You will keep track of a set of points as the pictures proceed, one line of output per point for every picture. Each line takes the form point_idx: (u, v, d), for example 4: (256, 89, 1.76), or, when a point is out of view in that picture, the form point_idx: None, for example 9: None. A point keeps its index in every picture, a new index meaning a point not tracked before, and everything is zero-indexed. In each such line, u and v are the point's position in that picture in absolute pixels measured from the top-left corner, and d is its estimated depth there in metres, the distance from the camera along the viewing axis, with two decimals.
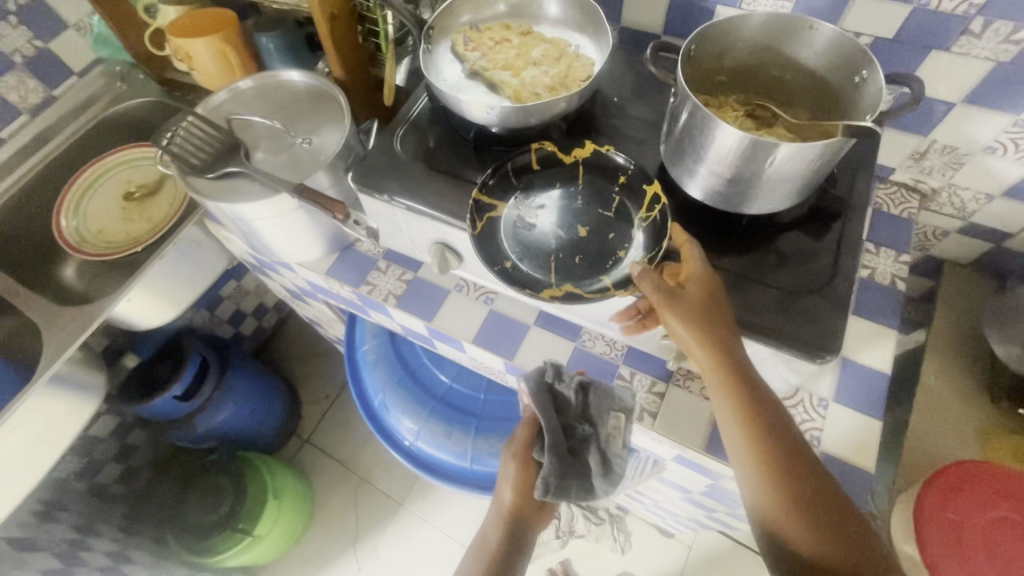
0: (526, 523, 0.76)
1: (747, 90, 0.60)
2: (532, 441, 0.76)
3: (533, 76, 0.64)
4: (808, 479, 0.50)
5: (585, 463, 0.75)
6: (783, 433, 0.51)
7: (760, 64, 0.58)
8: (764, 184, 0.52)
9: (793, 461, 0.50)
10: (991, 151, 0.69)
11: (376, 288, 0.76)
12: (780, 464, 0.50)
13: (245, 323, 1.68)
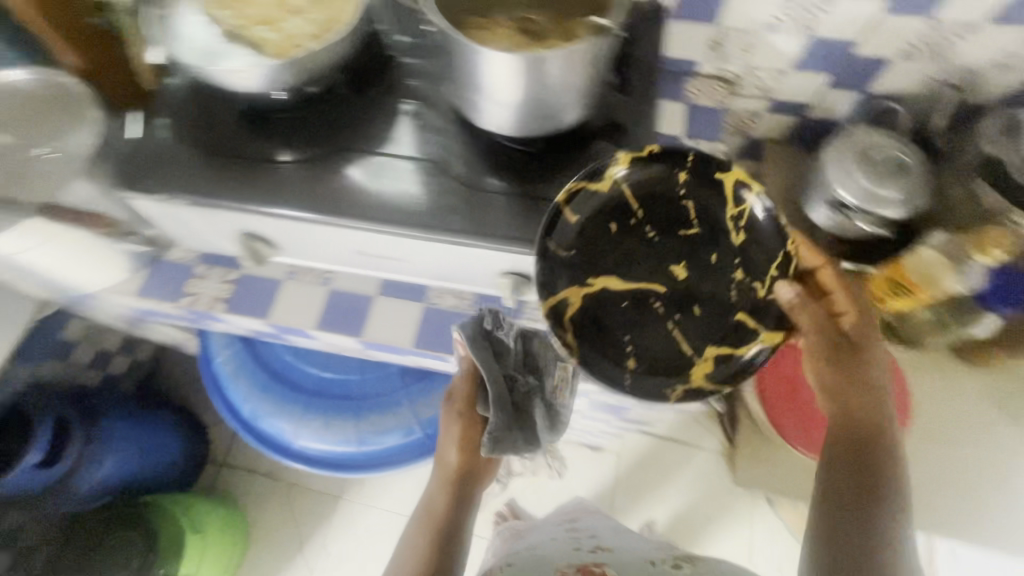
0: (468, 485, 0.76)
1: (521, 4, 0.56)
2: (473, 396, 0.69)
3: (294, 25, 0.57)
4: (863, 415, 0.61)
5: (529, 418, 0.70)
6: (856, 374, 0.63)
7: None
8: (542, 101, 0.51)
9: (853, 431, 0.62)
10: (773, 28, 0.71)
11: (198, 298, 0.69)
12: (850, 429, 0.62)
13: (112, 363, 1.51)
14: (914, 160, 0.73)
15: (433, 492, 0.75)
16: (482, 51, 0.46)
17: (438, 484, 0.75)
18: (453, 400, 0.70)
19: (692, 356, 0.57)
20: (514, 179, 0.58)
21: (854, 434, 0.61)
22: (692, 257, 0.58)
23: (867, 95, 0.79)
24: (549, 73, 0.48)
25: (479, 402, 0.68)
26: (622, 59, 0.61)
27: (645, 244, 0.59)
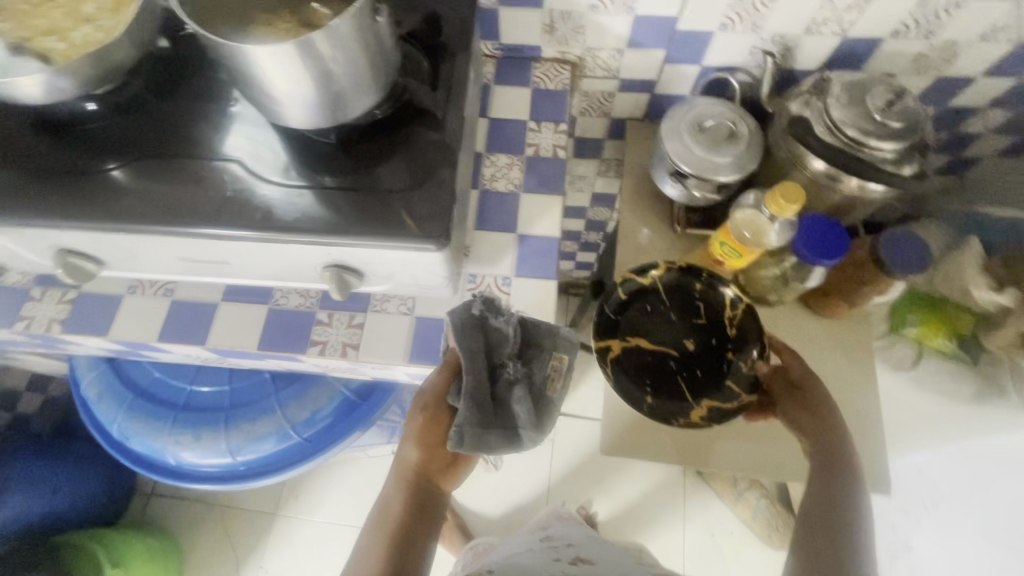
0: (428, 499, 0.61)
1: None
2: (446, 385, 0.61)
3: (86, 34, 0.56)
4: (851, 410, 0.77)
5: (508, 414, 0.62)
6: (792, 393, 0.71)
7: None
8: (324, 89, 0.51)
9: (856, 413, 0.77)
10: (596, 9, 0.74)
11: (33, 321, 0.67)
12: (849, 408, 0.76)
13: None
14: (744, 127, 0.76)
15: (369, 545, 0.58)
16: (239, 43, 0.46)
17: (393, 492, 0.61)
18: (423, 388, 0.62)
19: (654, 402, 0.70)
20: (327, 171, 0.58)
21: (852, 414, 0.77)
22: (663, 382, 0.72)
23: (702, 68, 0.83)
24: (317, 59, 0.48)
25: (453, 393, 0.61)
26: (431, 50, 0.63)
27: (646, 407, 0.70)
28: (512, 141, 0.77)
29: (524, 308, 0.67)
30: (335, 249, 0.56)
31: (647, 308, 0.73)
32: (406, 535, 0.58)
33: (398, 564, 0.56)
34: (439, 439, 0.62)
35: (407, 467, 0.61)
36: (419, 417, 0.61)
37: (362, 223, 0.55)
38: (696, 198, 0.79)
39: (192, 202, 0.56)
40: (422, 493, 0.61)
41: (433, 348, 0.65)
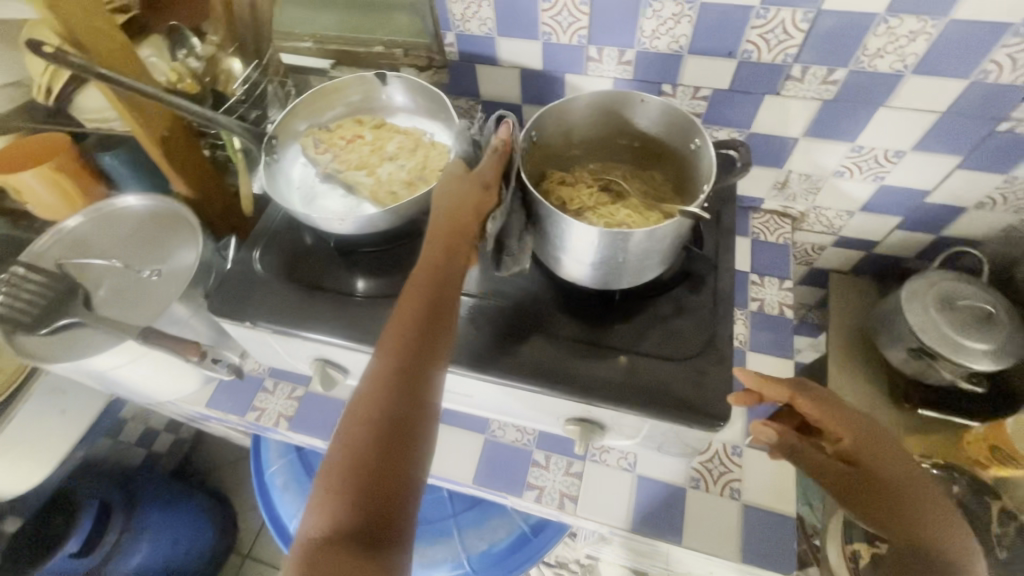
0: (424, 382, 0.41)
1: (607, 157, 0.61)
2: (468, 192, 0.50)
3: (389, 170, 0.62)
4: (885, 472, 0.47)
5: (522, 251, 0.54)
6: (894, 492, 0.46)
7: (611, 135, 0.60)
8: (618, 263, 0.51)
9: (883, 499, 0.46)
10: (841, 175, 0.73)
11: (264, 412, 0.70)
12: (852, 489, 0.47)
13: (158, 440, 1.52)
14: (1002, 311, 0.70)
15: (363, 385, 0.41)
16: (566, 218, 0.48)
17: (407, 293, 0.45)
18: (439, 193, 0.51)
19: None
20: (589, 327, 0.57)
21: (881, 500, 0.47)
22: None
23: (938, 238, 0.78)
24: (626, 244, 0.49)
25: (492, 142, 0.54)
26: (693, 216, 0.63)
27: None
28: (735, 292, 0.75)
29: (763, 489, 0.60)
30: (595, 409, 0.54)
31: None
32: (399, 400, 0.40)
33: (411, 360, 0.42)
34: (456, 246, 0.48)
35: (423, 269, 0.47)
36: (441, 208, 0.50)
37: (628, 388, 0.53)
38: (934, 377, 0.72)
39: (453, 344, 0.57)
40: (444, 271, 0.47)
41: (657, 516, 0.60)
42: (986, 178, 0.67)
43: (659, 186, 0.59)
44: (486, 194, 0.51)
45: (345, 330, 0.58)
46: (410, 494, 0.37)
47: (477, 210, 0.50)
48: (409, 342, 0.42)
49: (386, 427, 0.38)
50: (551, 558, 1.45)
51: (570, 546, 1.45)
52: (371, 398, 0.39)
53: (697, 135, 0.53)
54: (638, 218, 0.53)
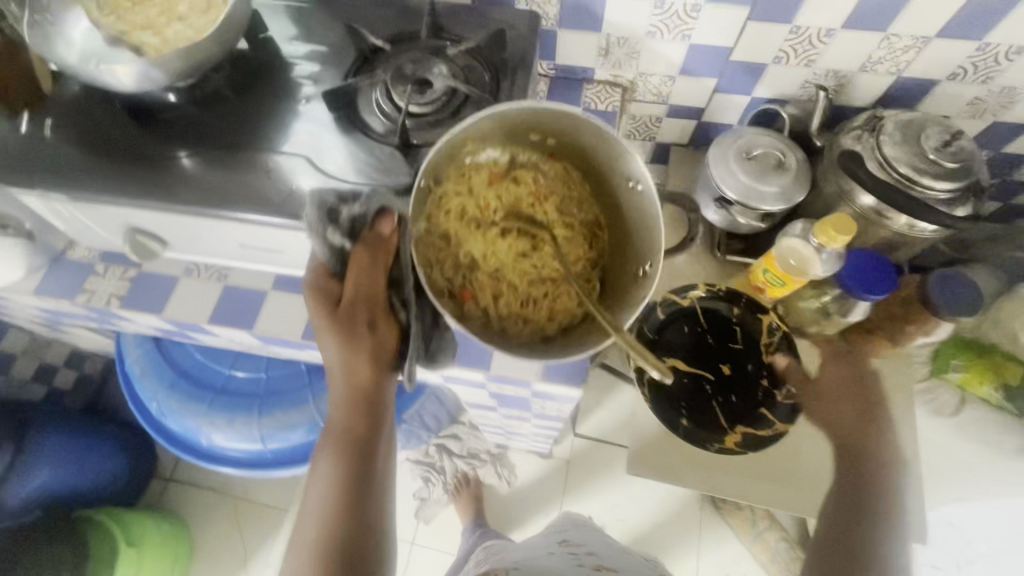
0: (368, 481, 0.60)
1: (512, 144, 0.60)
2: (367, 311, 0.60)
3: (178, 30, 0.61)
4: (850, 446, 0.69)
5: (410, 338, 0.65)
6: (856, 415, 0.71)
7: (520, 129, 0.58)
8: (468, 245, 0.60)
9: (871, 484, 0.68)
10: (652, 35, 0.76)
11: (95, 294, 0.70)
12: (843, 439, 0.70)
13: (57, 376, 1.49)
14: (793, 158, 0.77)
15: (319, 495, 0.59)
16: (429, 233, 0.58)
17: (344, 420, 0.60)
18: (354, 348, 0.60)
19: (688, 426, 0.72)
20: (384, 175, 0.60)
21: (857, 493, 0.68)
22: (697, 408, 0.74)
23: (752, 98, 0.84)
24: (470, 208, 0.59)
25: (353, 230, 0.59)
26: (490, 68, 0.65)
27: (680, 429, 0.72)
28: None
29: None
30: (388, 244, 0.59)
31: (687, 329, 0.76)
32: (344, 525, 0.58)
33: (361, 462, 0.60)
34: (373, 355, 0.61)
35: (352, 397, 0.60)
36: (362, 364, 0.60)
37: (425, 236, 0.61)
38: (738, 225, 0.80)
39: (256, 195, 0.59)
40: (373, 396, 0.61)
41: None
42: (774, 29, 0.72)
43: (562, 181, 0.62)
44: (365, 315, 0.60)
45: (144, 189, 0.59)
46: (366, 561, 0.58)
47: (360, 313, 0.60)
48: (341, 466, 0.59)
49: (337, 527, 0.58)
50: (462, 451, 1.56)
51: (481, 439, 1.56)
52: (326, 548, 0.58)
53: (639, 178, 0.56)
54: (563, 276, 0.60)
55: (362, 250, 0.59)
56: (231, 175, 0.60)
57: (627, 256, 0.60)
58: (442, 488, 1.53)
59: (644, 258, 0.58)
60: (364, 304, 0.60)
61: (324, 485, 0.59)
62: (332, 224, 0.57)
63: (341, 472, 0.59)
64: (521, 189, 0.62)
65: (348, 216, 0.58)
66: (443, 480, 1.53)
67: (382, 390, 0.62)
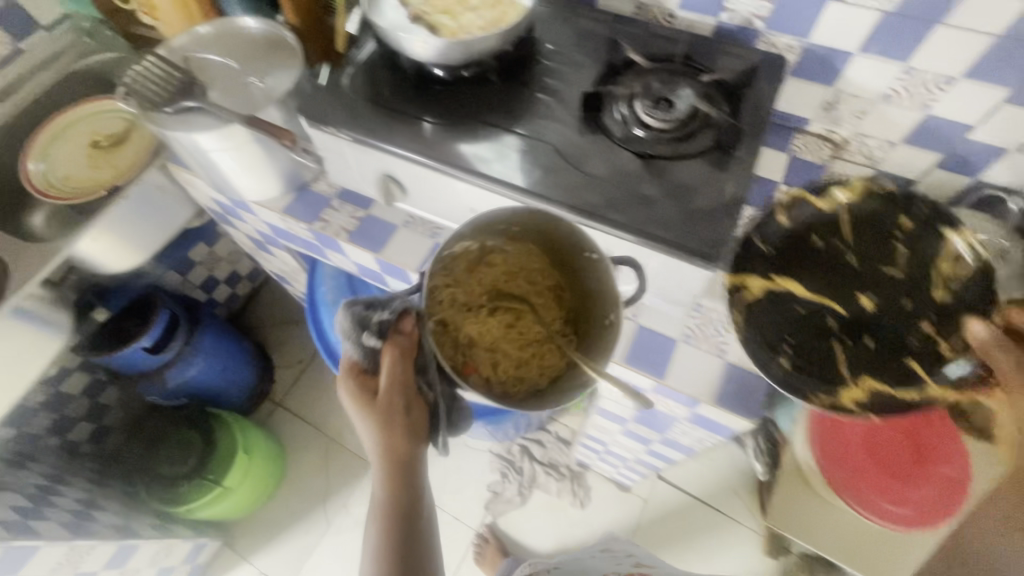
0: (412, 528, 0.69)
1: (485, 240, 0.68)
2: (394, 395, 0.65)
3: (469, 17, 0.70)
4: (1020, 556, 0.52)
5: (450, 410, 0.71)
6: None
7: (507, 220, 0.65)
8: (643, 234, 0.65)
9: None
10: (889, 99, 0.76)
11: (329, 224, 0.82)
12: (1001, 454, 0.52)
13: (217, 288, 1.69)
14: (1016, 250, 0.73)
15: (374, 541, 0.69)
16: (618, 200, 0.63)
17: (387, 479, 0.68)
18: (389, 433, 0.66)
19: None
20: (615, 174, 0.65)
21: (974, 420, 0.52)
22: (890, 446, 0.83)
23: (976, 181, 0.80)
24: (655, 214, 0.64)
25: (383, 332, 0.65)
26: (732, 99, 0.68)
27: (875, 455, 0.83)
28: (761, 196, 0.80)
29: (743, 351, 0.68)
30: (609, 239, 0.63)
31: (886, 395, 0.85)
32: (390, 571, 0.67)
33: (404, 513, 0.69)
34: (408, 428, 0.67)
35: (392, 464, 0.67)
36: (402, 440, 0.66)
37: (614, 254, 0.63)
38: None
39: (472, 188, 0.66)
40: (405, 462, 0.67)
41: (647, 356, 0.69)
42: None
43: (536, 263, 0.70)
44: (401, 403, 0.66)
45: (411, 145, 0.69)
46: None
47: (393, 406, 0.66)
48: (388, 524, 0.68)
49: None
50: (544, 457, 1.58)
51: (565, 452, 1.57)
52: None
53: (594, 249, 0.61)
54: (547, 338, 0.68)
55: (387, 351, 0.64)
56: (484, 148, 0.68)
57: (591, 317, 0.67)
58: (516, 488, 1.56)
59: (608, 308, 0.64)
60: (394, 400, 0.65)
61: (374, 531, 0.69)
62: (363, 328, 0.65)
63: (388, 511, 0.69)
64: (495, 271, 0.70)
65: (375, 320, 0.65)
66: (519, 480, 1.56)
67: (418, 451, 0.68)
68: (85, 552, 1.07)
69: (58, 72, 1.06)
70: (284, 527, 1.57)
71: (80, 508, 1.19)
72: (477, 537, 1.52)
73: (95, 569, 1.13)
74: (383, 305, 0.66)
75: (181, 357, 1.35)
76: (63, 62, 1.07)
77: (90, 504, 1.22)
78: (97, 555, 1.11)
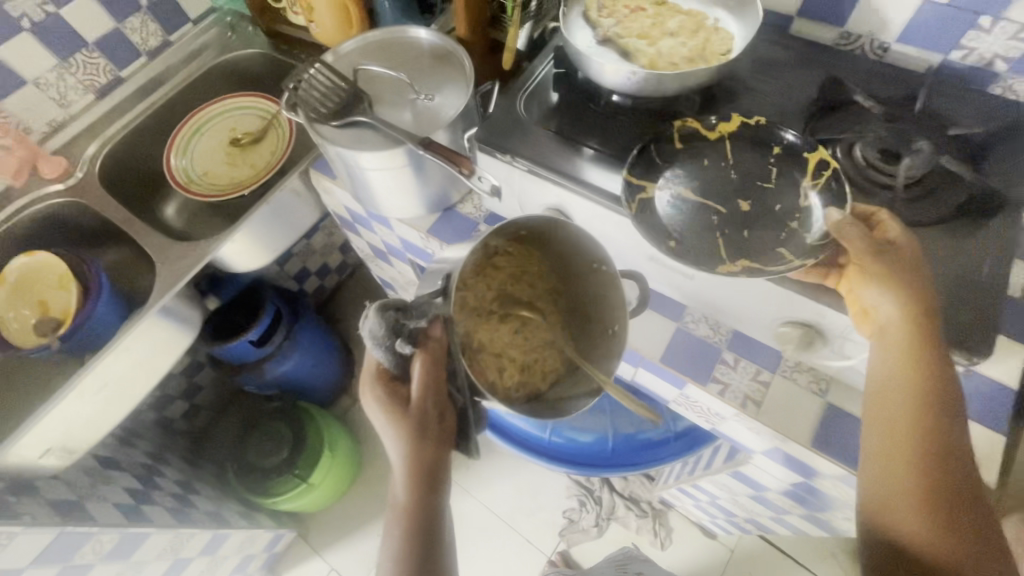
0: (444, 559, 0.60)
1: (503, 243, 0.62)
2: (421, 398, 0.60)
3: (668, 43, 0.63)
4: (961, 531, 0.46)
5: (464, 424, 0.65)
6: None
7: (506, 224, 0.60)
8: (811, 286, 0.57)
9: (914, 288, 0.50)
10: None
11: None
12: (940, 407, 0.49)
13: (307, 280, 1.67)
14: None
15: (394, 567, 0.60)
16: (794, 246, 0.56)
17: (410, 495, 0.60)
18: (415, 440, 0.59)
19: None
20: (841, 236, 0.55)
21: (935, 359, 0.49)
22: None
23: None
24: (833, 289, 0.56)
25: (417, 338, 0.59)
26: (979, 158, 0.58)
27: None
28: None
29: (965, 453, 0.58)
30: (829, 313, 0.54)
31: None
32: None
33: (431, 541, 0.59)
34: (431, 438, 0.60)
35: (415, 478, 0.59)
36: (427, 449, 0.60)
37: (736, 266, 0.53)
38: None
39: (661, 230, 0.56)
40: (431, 479, 0.60)
41: (840, 444, 0.61)
42: None
43: (521, 270, 0.64)
44: (433, 412, 0.61)
45: (593, 181, 0.62)
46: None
47: (422, 416, 0.60)
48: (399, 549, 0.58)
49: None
50: (625, 491, 1.50)
51: (648, 488, 1.49)
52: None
53: (601, 260, 0.60)
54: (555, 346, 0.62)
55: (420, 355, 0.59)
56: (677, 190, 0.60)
57: (592, 317, 0.63)
58: (593, 518, 1.47)
59: (612, 318, 0.61)
60: (423, 409, 0.60)
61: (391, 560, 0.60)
62: (394, 334, 0.59)
63: (403, 535, 0.58)
64: (498, 274, 0.63)
65: (408, 325, 0.58)
66: (598, 512, 1.48)
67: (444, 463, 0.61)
68: (185, 539, 1.08)
69: (200, 64, 1.07)
70: (356, 527, 1.55)
71: (179, 492, 1.20)
72: (548, 564, 1.44)
73: (191, 555, 1.14)
74: (413, 309, 0.58)
75: (280, 351, 1.36)
76: (205, 56, 1.07)
77: (187, 488, 1.23)
78: (195, 543, 1.12)
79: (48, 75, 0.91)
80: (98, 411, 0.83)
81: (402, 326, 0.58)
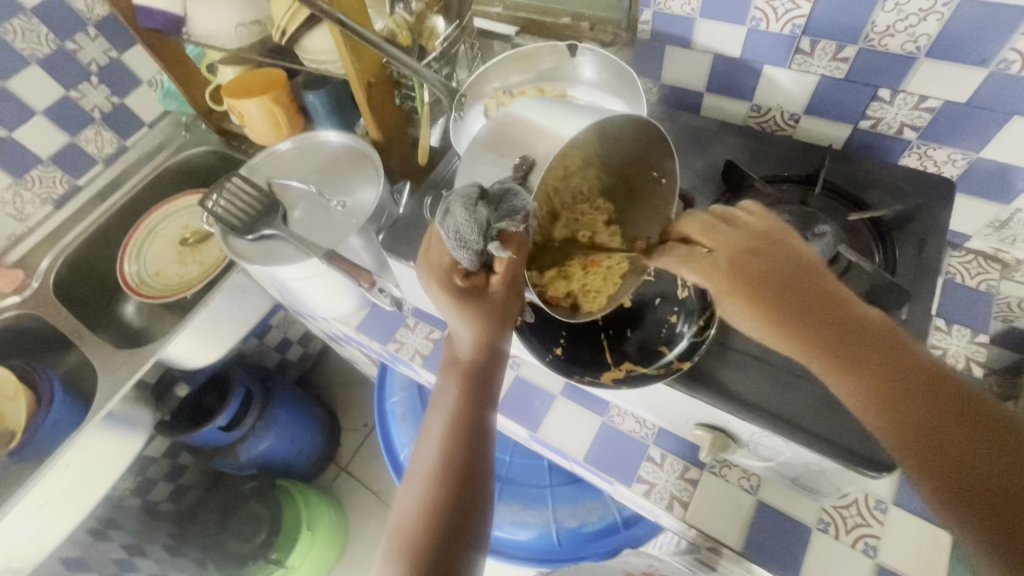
0: (480, 411, 0.51)
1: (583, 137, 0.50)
2: (514, 265, 0.49)
3: None
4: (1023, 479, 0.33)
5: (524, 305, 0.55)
6: None
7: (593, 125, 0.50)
8: (689, 407, 0.54)
9: (763, 242, 0.47)
10: None
11: (403, 346, 0.78)
12: (916, 405, 0.38)
13: (290, 349, 1.67)
14: None
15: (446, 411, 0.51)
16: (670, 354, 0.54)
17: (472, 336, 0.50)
18: (488, 309, 0.49)
19: None
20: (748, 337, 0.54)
21: (801, 295, 0.44)
22: None
23: None
24: (711, 413, 0.53)
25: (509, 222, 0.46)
26: (885, 245, 0.55)
27: None
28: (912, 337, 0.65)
29: (890, 560, 0.54)
30: (729, 419, 0.52)
31: None
32: (450, 493, 0.48)
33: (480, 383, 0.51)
34: (490, 313, 0.50)
35: (483, 322, 0.50)
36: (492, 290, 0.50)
37: (620, 371, 0.54)
38: None
39: (546, 339, 0.56)
40: (493, 328, 0.50)
41: (772, 548, 0.57)
42: None
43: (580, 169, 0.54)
44: (498, 300, 0.50)
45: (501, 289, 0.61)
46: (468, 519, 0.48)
47: (500, 300, 0.50)
48: (437, 459, 0.49)
49: (444, 494, 0.48)
50: None
51: None
52: (417, 500, 0.48)
53: (667, 172, 0.56)
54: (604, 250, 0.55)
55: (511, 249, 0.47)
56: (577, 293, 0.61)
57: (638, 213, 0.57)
58: None
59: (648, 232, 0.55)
60: (508, 302, 0.50)
61: (448, 399, 0.51)
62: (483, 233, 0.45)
63: (450, 424, 0.50)
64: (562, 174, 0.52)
65: (495, 222, 0.45)
66: None
67: (507, 315, 0.50)
68: None
69: (155, 164, 1.11)
70: None
71: None
72: None
73: None
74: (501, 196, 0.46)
75: (253, 432, 1.35)
76: (161, 155, 1.12)
77: None
78: None
79: (4, 195, 0.96)
80: (42, 527, 0.84)
81: (495, 222, 0.45)
